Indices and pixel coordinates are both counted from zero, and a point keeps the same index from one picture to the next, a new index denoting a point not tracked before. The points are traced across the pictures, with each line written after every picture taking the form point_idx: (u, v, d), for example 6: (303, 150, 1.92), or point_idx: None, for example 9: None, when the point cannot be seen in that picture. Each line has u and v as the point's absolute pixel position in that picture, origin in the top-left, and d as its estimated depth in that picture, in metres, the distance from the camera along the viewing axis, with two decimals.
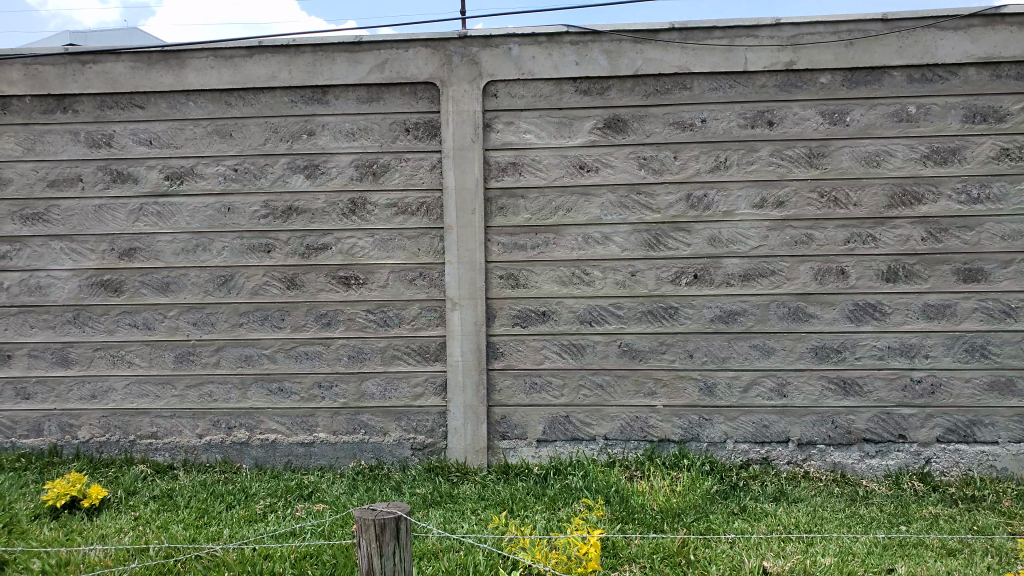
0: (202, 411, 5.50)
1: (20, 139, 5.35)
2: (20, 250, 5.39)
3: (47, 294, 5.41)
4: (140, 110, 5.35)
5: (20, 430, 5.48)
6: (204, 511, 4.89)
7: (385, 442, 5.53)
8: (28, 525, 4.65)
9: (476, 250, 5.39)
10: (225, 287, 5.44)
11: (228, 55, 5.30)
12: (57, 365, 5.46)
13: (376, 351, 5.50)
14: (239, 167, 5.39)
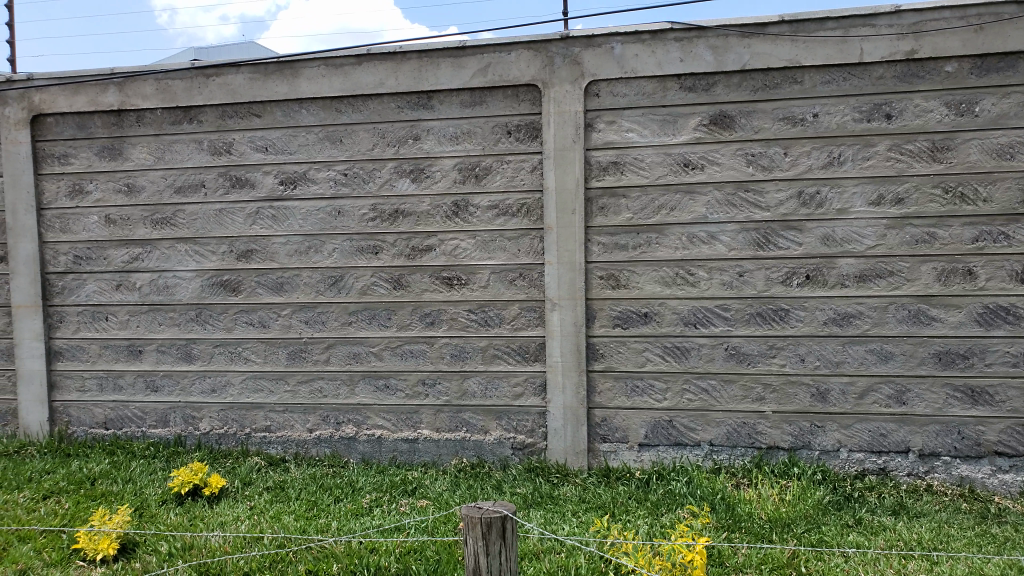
0: (313, 405, 5.71)
1: (151, 148, 5.73)
2: (150, 252, 5.76)
3: (174, 294, 5.76)
4: (258, 119, 5.62)
5: (149, 420, 5.86)
6: (314, 503, 5.08)
7: (486, 441, 5.57)
8: (157, 510, 4.98)
9: (577, 251, 5.36)
10: (336, 288, 5.64)
11: (338, 63, 5.49)
12: (183, 360, 5.80)
13: (477, 350, 5.56)
14: (348, 172, 5.58)
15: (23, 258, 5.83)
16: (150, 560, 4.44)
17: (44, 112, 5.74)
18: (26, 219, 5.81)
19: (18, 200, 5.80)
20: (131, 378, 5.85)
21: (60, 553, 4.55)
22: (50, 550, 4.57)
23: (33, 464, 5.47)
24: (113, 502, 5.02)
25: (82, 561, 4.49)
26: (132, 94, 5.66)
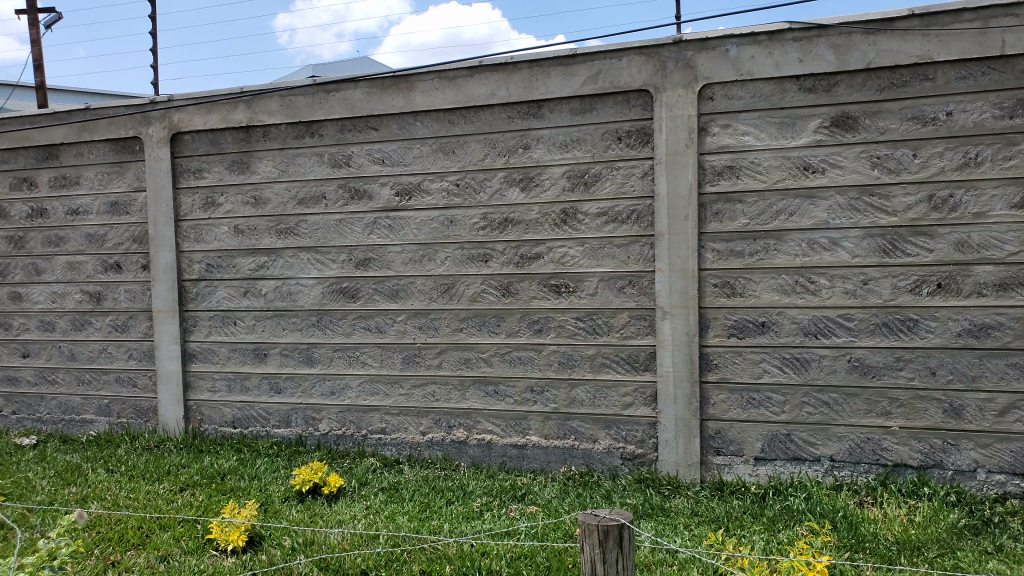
0: (426, 409, 5.86)
1: (277, 162, 6.04)
2: (275, 260, 6.07)
3: (296, 300, 6.05)
4: (375, 132, 5.83)
5: (273, 420, 6.17)
6: (427, 505, 5.20)
7: (595, 449, 5.55)
8: (281, 506, 5.23)
9: (689, 258, 5.26)
10: (448, 295, 5.76)
11: (452, 76, 5.63)
12: (304, 363, 6.07)
13: (586, 358, 5.54)
14: (461, 182, 5.70)
15: (163, 266, 6.27)
16: (275, 553, 4.67)
17: (181, 130, 6.16)
18: (165, 230, 6.25)
19: (158, 212, 6.26)
20: (257, 380, 6.18)
21: (195, 542, 4.87)
22: (186, 538, 4.90)
23: (170, 458, 5.87)
24: (241, 496, 5.31)
25: (215, 550, 4.78)
26: (260, 111, 5.99)
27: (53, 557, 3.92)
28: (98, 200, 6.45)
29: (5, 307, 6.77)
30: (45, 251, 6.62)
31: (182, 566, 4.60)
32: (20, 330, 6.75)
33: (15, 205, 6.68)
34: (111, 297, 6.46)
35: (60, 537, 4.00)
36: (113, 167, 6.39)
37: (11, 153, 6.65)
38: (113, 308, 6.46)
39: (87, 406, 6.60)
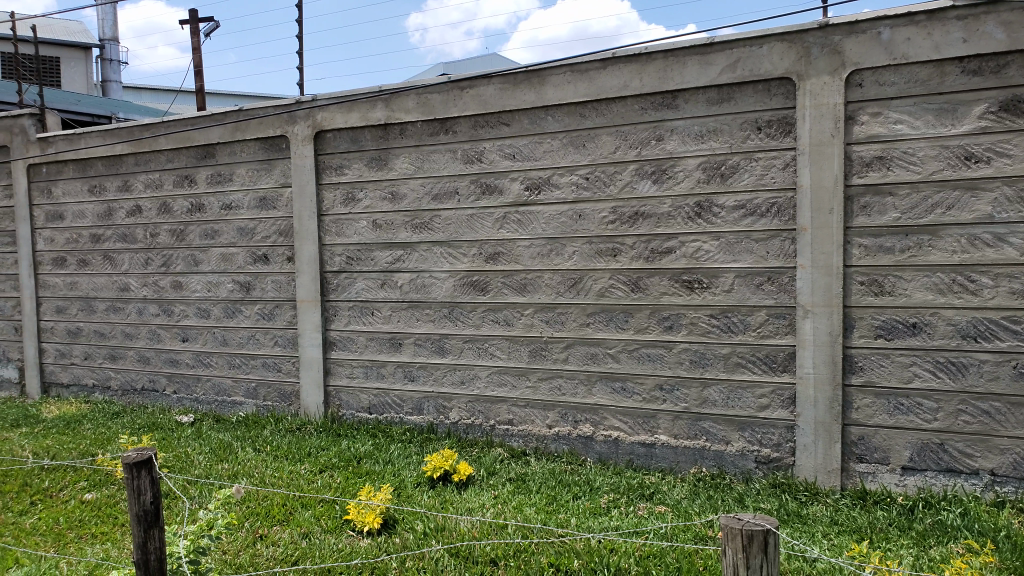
0: (553, 403, 5.88)
1: (412, 158, 6.23)
2: (410, 254, 6.27)
3: (429, 292, 6.22)
4: (507, 127, 5.90)
5: (406, 407, 6.39)
6: (554, 498, 5.22)
7: (728, 451, 5.40)
8: (413, 491, 5.40)
9: (834, 254, 4.99)
10: (576, 289, 5.75)
11: (584, 68, 5.60)
12: (436, 353, 6.24)
13: (719, 357, 5.38)
14: (591, 176, 5.67)
15: (306, 258, 6.62)
16: (408, 536, 4.83)
17: (325, 128, 6.47)
18: (309, 224, 6.58)
19: (303, 207, 6.60)
20: (391, 368, 6.42)
21: (335, 521, 5.12)
22: (326, 518, 5.15)
23: (311, 441, 6.19)
24: (377, 480, 5.52)
25: (352, 530, 5.00)
26: (397, 109, 6.20)
27: (210, 527, 4.25)
28: (249, 195, 6.88)
29: (168, 295, 7.35)
30: (202, 243, 7.13)
31: (323, 543, 4.84)
32: (180, 316, 7.31)
33: (178, 200, 7.23)
34: (260, 287, 6.88)
35: (216, 508, 4.32)
36: (263, 164, 6.79)
37: (175, 152, 7.20)
38: (261, 297, 6.88)
39: (238, 388, 7.08)
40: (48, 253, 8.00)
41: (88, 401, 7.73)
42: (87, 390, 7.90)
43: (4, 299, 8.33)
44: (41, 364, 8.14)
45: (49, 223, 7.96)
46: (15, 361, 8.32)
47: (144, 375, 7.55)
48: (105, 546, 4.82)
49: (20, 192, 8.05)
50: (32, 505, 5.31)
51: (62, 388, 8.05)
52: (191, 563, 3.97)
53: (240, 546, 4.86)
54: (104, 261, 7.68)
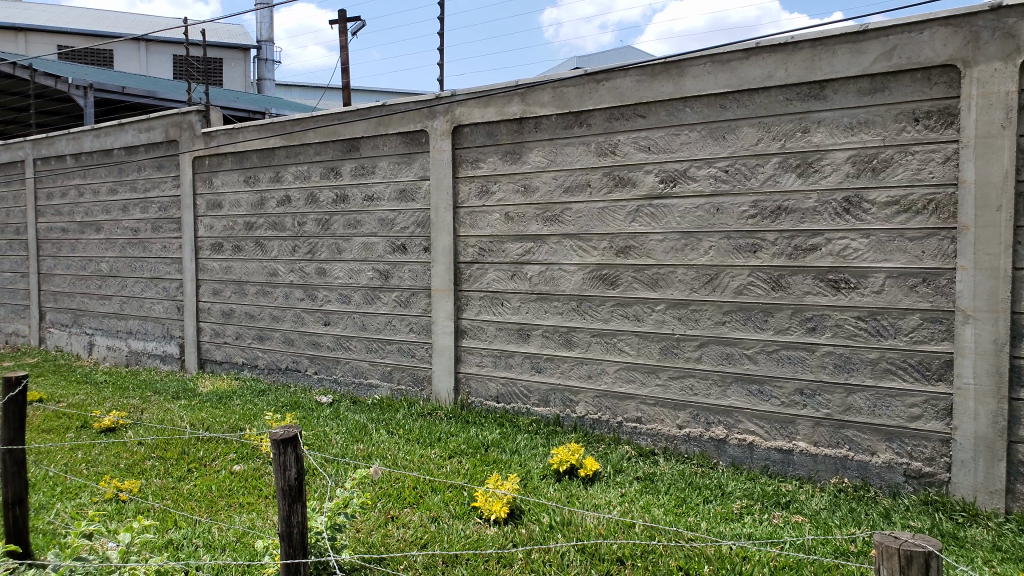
0: (683, 402, 5.74)
1: (546, 151, 6.25)
2: (541, 246, 6.30)
3: (558, 285, 6.22)
4: (643, 119, 5.80)
5: (533, 398, 6.42)
6: (683, 500, 5.08)
7: (873, 462, 5.07)
8: (539, 482, 5.42)
9: (1001, 255, 4.56)
10: (711, 286, 5.57)
11: (726, 59, 5.42)
12: (564, 346, 6.23)
13: (867, 362, 5.06)
14: (730, 169, 5.48)
15: (441, 250, 6.79)
16: (534, 528, 4.85)
17: (462, 123, 6.61)
18: (445, 216, 6.75)
19: (440, 200, 6.77)
20: (519, 359, 6.47)
21: (463, 507, 5.22)
22: (455, 503, 5.27)
23: (441, 426, 6.35)
24: (504, 469, 5.59)
25: (479, 518, 5.08)
26: (532, 103, 6.24)
27: (346, 506, 4.44)
28: (389, 188, 7.13)
29: (312, 281, 7.75)
30: (345, 232, 7.47)
31: (451, 528, 4.94)
32: (323, 301, 7.69)
33: (323, 191, 7.60)
34: (398, 275, 7.12)
35: (353, 488, 4.54)
36: (403, 158, 7.02)
37: (322, 146, 7.57)
38: (398, 286, 7.13)
39: (373, 371, 7.36)
40: (208, 239, 8.62)
41: (239, 378, 8.29)
42: (238, 367, 8.48)
43: (169, 281, 9.08)
44: (199, 342, 8.80)
45: (209, 212, 8.58)
46: (177, 338, 9.06)
47: (289, 356, 8.00)
48: (251, 515, 5.13)
49: (186, 182, 8.72)
50: (188, 472, 5.74)
51: (216, 364, 8.68)
52: (327, 541, 4.18)
53: (373, 525, 5.04)
54: (256, 248, 8.20)
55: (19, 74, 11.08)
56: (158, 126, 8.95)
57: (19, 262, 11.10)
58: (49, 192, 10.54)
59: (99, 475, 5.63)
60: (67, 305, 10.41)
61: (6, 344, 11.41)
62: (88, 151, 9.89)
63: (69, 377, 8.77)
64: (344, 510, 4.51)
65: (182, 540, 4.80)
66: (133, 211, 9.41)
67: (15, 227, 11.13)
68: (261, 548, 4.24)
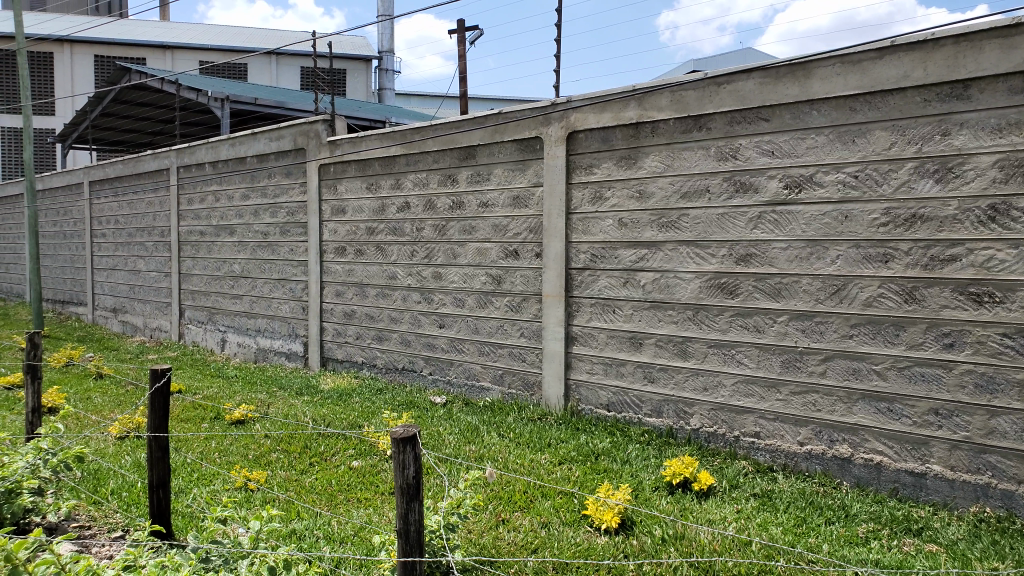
0: (806, 418, 5.50)
1: (663, 156, 6.15)
2: (656, 253, 6.20)
3: (674, 293, 6.10)
4: (766, 123, 5.61)
5: (646, 408, 6.34)
6: (803, 520, 4.86)
7: (1020, 492, 4.67)
8: (651, 494, 5.34)
9: None
10: (838, 297, 5.31)
11: (858, 59, 5.16)
12: (679, 357, 6.10)
13: (1013, 383, 4.67)
14: (860, 174, 5.20)
15: (553, 255, 6.81)
16: (646, 540, 4.77)
17: (577, 129, 6.60)
18: (557, 222, 6.76)
19: (553, 206, 6.79)
20: (632, 367, 6.39)
21: (573, 514, 5.21)
22: (565, 510, 5.28)
23: (552, 432, 6.36)
24: (615, 478, 5.54)
25: (590, 526, 5.06)
26: (650, 108, 6.16)
27: (458, 506, 4.53)
28: (503, 194, 7.22)
29: (429, 284, 7.95)
30: (460, 238, 7.62)
31: (561, 535, 4.94)
32: (438, 304, 7.87)
33: (440, 198, 7.78)
34: (510, 280, 7.19)
35: (466, 488, 4.63)
36: (518, 164, 7.09)
37: (440, 153, 7.74)
38: (510, 291, 7.20)
39: (485, 374, 7.46)
40: (331, 243, 9.01)
41: (358, 376, 8.62)
42: (357, 366, 8.81)
43: (295, 282, 9.55)
44: (321, 341, 9.21)
45: (333, 217, 8.96)
46: (301, 337, 9.51)
47: (405, 356, 8.24)
48: (368, 510, 5.31)
49: (312, 189, 9.16)
50: (310, 466, 6.01)
51: (337, 362, 9.06)
52: (440, 540, 4.27)
53: (485, 526, 5.11)
54: (376, 252, 8.49)
55: (168, 88, 12.03)
56: (287, 135, 9.44)
57: (163, 262, 11.99)
58: (189, 197, 11.33)
59: (230, 464, 5.99)
60: (203, 303, 11.15)
61: (150, 337, 12.36)
62: (224, 160, 10.56)
63: (204, 370, 9.39)
64: (458, 510, 4.60)
65: (304, 530, 5.03)
66: (263, 215, 9.97)
67: (160, 230, 12.04)
68: (377, 543, 4.38)
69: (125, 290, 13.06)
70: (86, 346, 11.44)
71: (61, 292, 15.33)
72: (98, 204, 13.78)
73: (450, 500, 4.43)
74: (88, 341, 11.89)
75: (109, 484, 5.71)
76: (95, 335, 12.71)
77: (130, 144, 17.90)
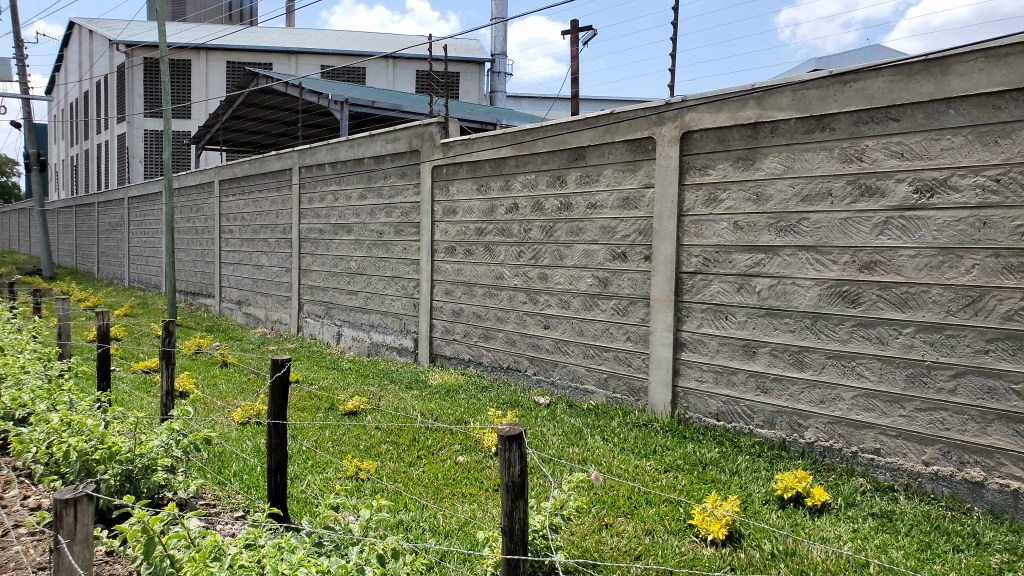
0: (933, 437, 5.16)
1: (783, 158, 5.93)
2: (772, 258, 5.99)
3: (791, 300, 5.87)
4: (896, 123, 5.31)
5: (757, 419, 6.14)
6: (927, 544, 4.56)
7: None
8: (760, 508, 5.16)
9: None
10: (972, 310, 4.95)
11: (1003, 53, 4.79)
12: (794, 367, 5.88)
13: None
14: (1002, 177, 4.83)
15: (663, 258, 6.69)
16: (754, 554, 4.61)
17: (692, 129, 6.46)
18: (668, 224, 6.64)
19: (664, 208, 6.68)
20: (744, 376, 6.20)
21: (678, 523, 5.10)
22: (670, 518, 5.18)
23: (657, 439, 6.27)
24: (722, 489, 5.40)
25: (695, 536, 4.93)
26: (769, 107, 5.96)
27: (562, 506, 4.50)
28: (612, 196, 7.16)
29: (535, 285, 7.98)
30: (567, 239, 7.61)
31: (666, 543, 4.85)
32: (544, 305, 7.90)
33: (549, 199, 7.80)
34: (617, 283, 7.12)
35: (569, 489, 4.61)
36: (628, 165, 7.01)
37: (550, 155, 7.76)
38: (617, 294, 7.13)
39: (590, 377, 7.43)
40: (442, 243, 9.21)
41: (465, 374, 8.78)
42: (464, 363, 8.97)
43: (407, 280, 9.83)
44: (430, 337, 9.42)
45: (444, 217, 9.16)
46: (411, 333, 9.78)
47: (511, 356, 8.31)
48: (473, 506, 5.38)
49: (425, 189, 9.39)
50: (418, 458, 6.16)
51: (445, 359, 9.25)
52: (543, 540, 4.31)
53: (587, 530, 5.08)
54: (485, 252, 8.61)
55: (292, 92, 12.67)
56: (403, 137, 9.71)
57: (284, 258, 12.62)
58: (310, 197, 11.86)
59: (342, 453, 6.22)
60: (320, 298, 11.65)
61: (271, 329, 13.02)
62: (342, 160, 10.98)
63: (320, 362, 9.80)
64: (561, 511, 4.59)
65: (411, 521, 5.15)
66: (379, 215, 10.30)
67: (281, 228, 12.67)
68: (480, 537, 4.41)
69: (249, 284, 13.81)
70: (215, 335, 12.19)
71: (192, 284, 16.41)
72: (226, 202, 14.65)
73: (554, 500, 4.41)
74: (215, 331, 12.64)
75: (232, 466, 6.06)
76: (222, 325, 13.51)
77: (254, 146, 18.94)
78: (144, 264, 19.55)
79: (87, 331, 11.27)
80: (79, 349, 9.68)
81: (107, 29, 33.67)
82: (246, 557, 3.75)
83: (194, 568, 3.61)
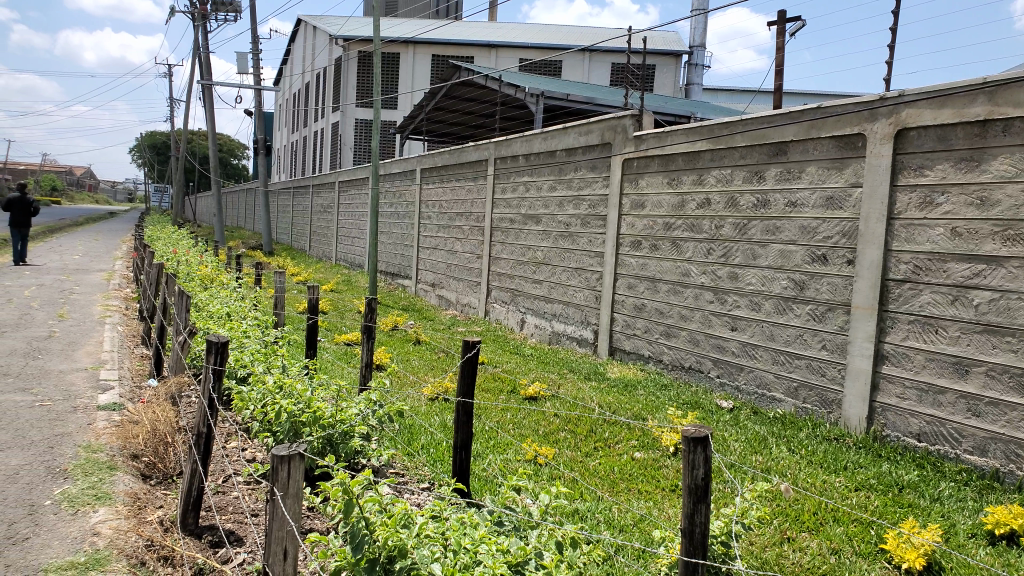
0: None
1: (1016, 159, 5.35)
2: (996, 270, 5.44)
3: (1016, 318, 5.31)
4: None
5: (966, 444, 5.63)
6: None
7: None
8: (965, 541, 4.72)
9: None
10: None
11: None
12: (1015, 392, 5.31)
13: None
14: None
15: (866, 263, 6.29)
16: None
17: (909, 126, 6.00)
18: (876, 227, 6.22)
19: (872, 210, 6.26)
20: (953, 397, 5.71)
21: (868, 546, 4.78)
22: (859, 540, 4.87)
23: (849, 455, 5.94)
24: (921, 516, 5.00)
25: (888, 562, 4.59)
26: (1003, 103, 5.39)
27: (742, 515, 4.06)
28: (815, 194, 6.81)
29: (724, 285, 7.76)
30: (762, 238, 7.33)
31: (853, 566, 4.56)
32: (732, 305, 7.66)
33: (744, 196, 7.55)
34: (814, 287, 6.78)
35: (753, 498, 4.16)
36: (835, 163, 6.63)
37: (748, 149, 7.51)
38: (814, 298, 6.78)
39: (778, 385, 7.17)
40: (628, 236, 9.19)
41: (644, 370, 8.75)
42: (645, 359, 8.93)
43: (591, 272, 9.90)
44: (611, 330, 9.47)
45: (631, 211, 9.14)
46: (592, 325, 9.87)
47: (694, 356, 8.18)
48: (648, 503, 5.34)
49: (615, 182, 9.40)
50: (594, 450, 6.23)
51: (625, 353, 9.26)
52: (722, 546, 3.86)
53: (768, 541, 4.89)
54: (671, 248, 8.49)
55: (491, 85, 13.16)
56: (596, 130, 9.77)
57: (476, 245, 13.13)
58: (503, 187, 12.23)
59: (523, 436, 6.44)
60: (507, 284, 12.03)
61: (461, 312, 13.61)
62: (537, 153, 11.18)
63: (505, 346, 10.13)
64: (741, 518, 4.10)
65: (586, 511, 5.19)
66: (567, 207, 10.44)
67: (476, 215, 13.14)
68: (656, 536, 4.10)
69: (443, 267, 14.50)
70: (410, 314, 12.99)
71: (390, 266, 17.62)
72: (426, 189, 15.49)
73: (735, 506, 3.98)
74: (410, 310, 13.45)
75: (420, 439, 6.47)
76: (416, 305, 14.33)
77: (454, 137, 19.87)
78: (349, 243, 21.15)
79: (299, 303, 12.48)
80: (292, 319, 10.71)
81: (324, 23, 36.71)
82: (431, 528, 3.66)
83: (384, 532, 3.49)
